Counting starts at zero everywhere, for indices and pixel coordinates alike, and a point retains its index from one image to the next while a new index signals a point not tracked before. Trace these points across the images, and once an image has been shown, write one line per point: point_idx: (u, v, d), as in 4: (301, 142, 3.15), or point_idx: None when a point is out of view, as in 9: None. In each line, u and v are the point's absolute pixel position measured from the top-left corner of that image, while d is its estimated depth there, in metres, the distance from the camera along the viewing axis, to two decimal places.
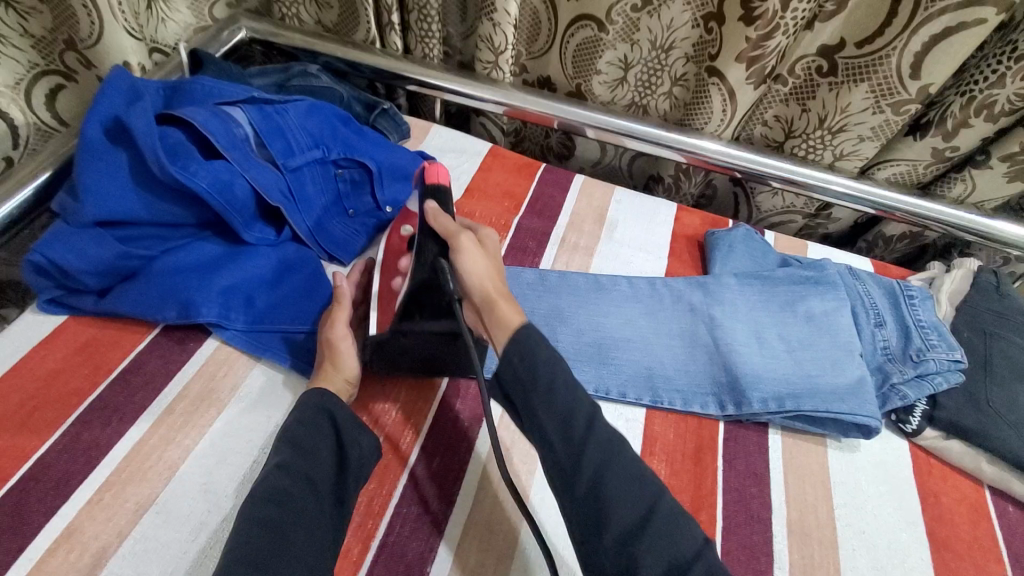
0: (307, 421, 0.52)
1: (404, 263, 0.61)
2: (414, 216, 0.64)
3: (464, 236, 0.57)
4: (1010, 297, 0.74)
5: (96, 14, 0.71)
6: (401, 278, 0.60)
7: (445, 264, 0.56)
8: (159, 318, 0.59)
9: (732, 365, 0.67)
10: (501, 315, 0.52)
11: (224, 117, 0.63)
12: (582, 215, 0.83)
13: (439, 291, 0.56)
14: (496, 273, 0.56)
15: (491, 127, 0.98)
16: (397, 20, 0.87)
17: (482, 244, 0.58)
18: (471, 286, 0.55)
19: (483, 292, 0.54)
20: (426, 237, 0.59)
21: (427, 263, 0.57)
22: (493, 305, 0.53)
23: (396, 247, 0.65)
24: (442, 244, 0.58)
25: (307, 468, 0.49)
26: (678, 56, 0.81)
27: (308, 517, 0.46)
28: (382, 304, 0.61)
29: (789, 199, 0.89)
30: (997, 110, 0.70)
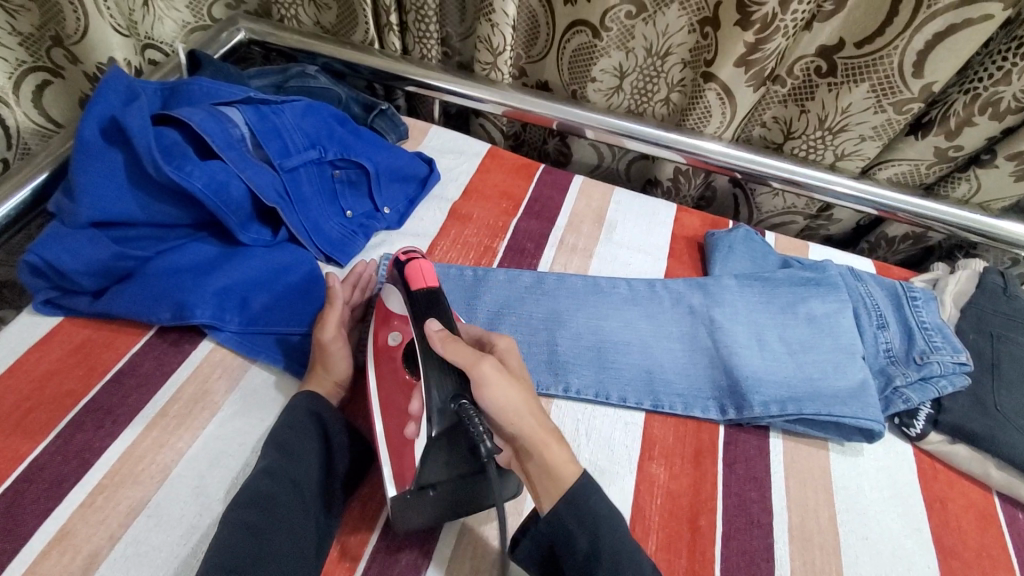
0: (295, 424, 0.51)
1: (413, 406, 0.47)
2: (407, 328, 0.53)
3: (484, 361, 0.46)
4: (1018, 298, 0.72)
5: (83, 11, 0.71)
6: (414, 424, 0.47)
7: (469, 405, 0.44)
8: (154, 319, 0.59)
9: (732, 367, 0.66)
10: (558, 472, 0.48)
11: (220, 118, 0.63)
12: (581, 216, 0.83)
13: (468, 439, 0.44)
14: (530, 400, 0.49)
15: (490, 128, 0.98)
16: (395, 20, 0.87)
17: (503, 367, 0.48)
18: (513, 429, 0.47)
19: (531, 438, 0.48)
20: (434, 372, 0.45)
21: (446, 409, 0.44)
22: (543, 452, 0.48)
23: (398, 375, 0.52)
24: (460, 376, 0.46)
25: (294, 471, 0.49)
26: (674, 63, 0.81)
27: (291, 523, 0.46)
28: (394, 458, 0.49)
29: (790, 200, 0.89)
30: (1002, 108, 0.69)
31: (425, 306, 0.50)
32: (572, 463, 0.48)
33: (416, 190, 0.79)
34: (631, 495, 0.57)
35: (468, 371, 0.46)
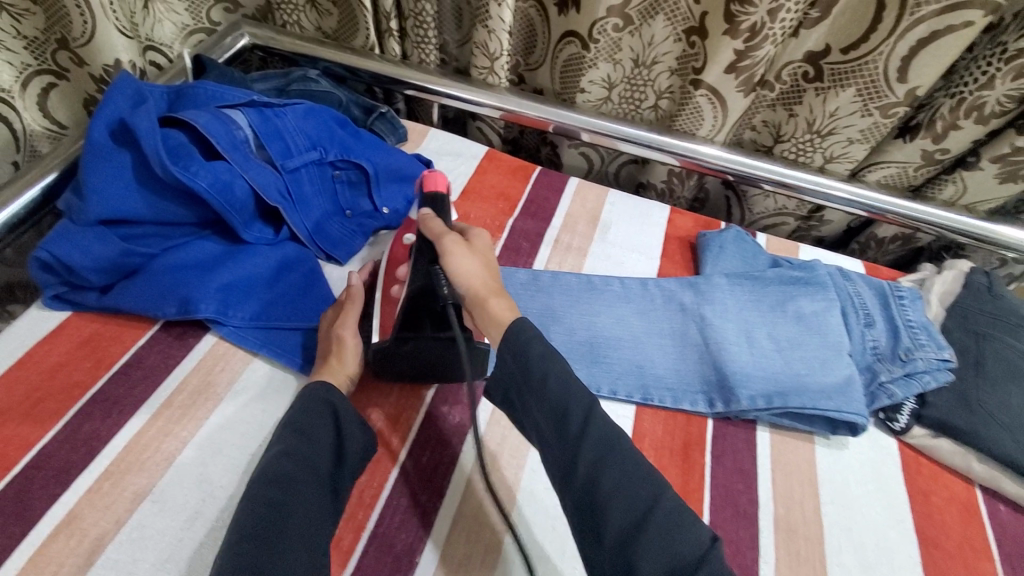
0: (311, 409, 0.53)
1: (401, 271, 0.61)
2: (413, 223, 0.64)
3: (450, 237, 0.56)
4: (1002, 296, 0.74)
5: (89, 13, 0.73)
6: (399, 286, 0.60)
7: (439, 268, 0.56)
8: (159, 314, 0.60)
9: (721, 363, 0.67)
10: (496, 315, 0.51)
11: (225, 120, 0.65)
12: (575, 216, 0.85)
13: (435, 295, 0.56)
14: (491, 272, 0.56)
15: (488, 131, 1.01)
16: (395, 26, 0.89)
17: (470, 242, 0.58)
18: (464, 287, 0.54)
19: (474, 292, 0.53)
20: (419, 243, 0.58)
21: (421, 271, 0.57)
22: (484, 304, 0.52)
23: (395, 254, 0.64)
24: (432, 246, 0.57)
25: (310, 452, 0.50)
26: (661, 70, 0.84)
27: (309, 499, 0.47)
28: (382, 316, 0.61)
29: (781, 202, 0.90)
30: (986, 112, 0.70)
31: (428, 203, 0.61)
32: (513, 312, 0.52)
33: None
34: None
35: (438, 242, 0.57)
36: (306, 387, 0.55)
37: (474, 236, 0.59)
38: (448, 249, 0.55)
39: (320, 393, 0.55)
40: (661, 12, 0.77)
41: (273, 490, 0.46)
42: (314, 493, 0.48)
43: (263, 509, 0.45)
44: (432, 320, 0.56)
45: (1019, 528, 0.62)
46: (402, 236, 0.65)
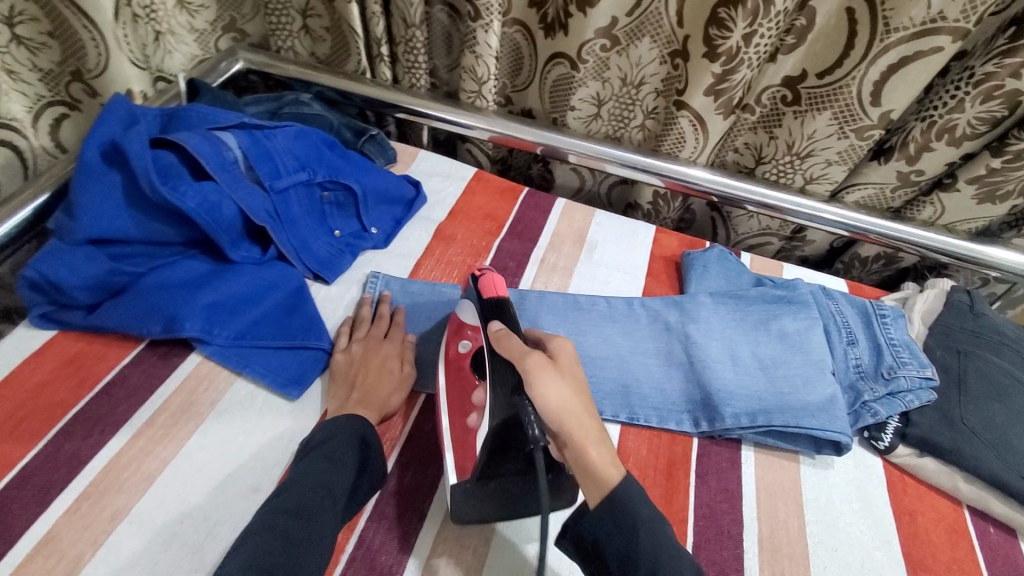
0: (336, 436, 0.53)
1: (480, 398, 0.54)
2: (475, 333, 0.59)
3: (533, 358, 0.51)
4: (984, 315, 0.74)
5: (103, 45, 0.74)
6: (478, 415, 0.53)
7: (526, 399, 0.50)
8: (144, 332, 0.61)
9: (705, 381, 0.68)
10: (598, 471, 0.47)
11: (216, 142, 0.66)
12: (562, 236, 0.86)
13: (524, 436, 0.50)
14: (582, 400, 0.51)
15: (477, 153, 1.02)
16: (386, 52, 0.91)
17: (553, 360, 0.53)
18: (558, 422, 0.49)
19: (565, 425, 0.49)
20: (499, 365, 0.53)
21: (502, 401, 0.51)
22: (583, 451, 0.48)
23: (465, 374, 0.58)
24: (517, 373, 0.51)
25: (331, 480, 0.49)
26: (648, 91, 0.86)
27: (325, 532, 0.46)
28: (457, 448, 0.55)
29: (765, 222, 0.92)
30: (958, 134, 0.72)
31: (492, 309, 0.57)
32: (614, 467, 0.48)
33: (402, 212, 0.82)
34: None
35: (520, 366, 0.51)
36: (339, 417, 0.55)
37: (560, 354, 0.54)
38: (537, 373, 0.50)
39: (352, 424, 0.55)
40: (646, 34, 0.80)
41: (289, 521, 0.45)
42: (329, 524, 0.47)
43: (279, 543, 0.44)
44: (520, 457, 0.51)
45: (1005, 547, 0.62)
46: (454, 340, 0.62)
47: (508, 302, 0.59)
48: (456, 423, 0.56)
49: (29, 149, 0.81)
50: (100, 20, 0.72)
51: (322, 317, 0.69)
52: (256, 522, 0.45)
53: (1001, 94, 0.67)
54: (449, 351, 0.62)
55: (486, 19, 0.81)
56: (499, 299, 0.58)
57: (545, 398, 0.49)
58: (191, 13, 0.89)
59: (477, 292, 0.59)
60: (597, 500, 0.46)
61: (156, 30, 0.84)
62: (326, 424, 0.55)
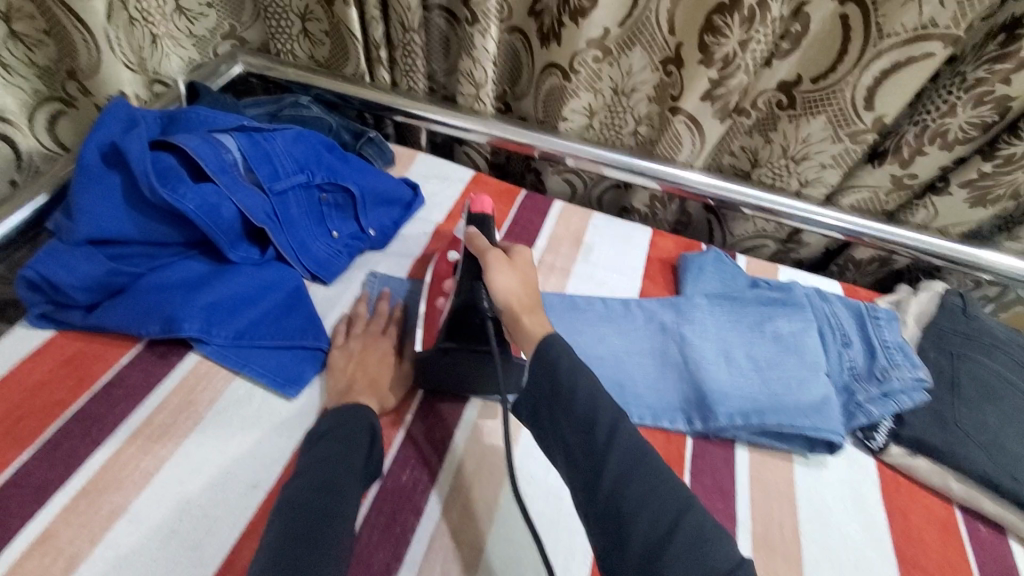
0: (344, 428, 0.54)
1: (449, 285, 0.65)
2: (460, 244, 0.69)
3: (493, 254, 0.60)
4: (976, 318, 0.75)
5: (94, 46, 0.75)
6: (445, 297, 0.64)
7: (484, 283, 0.60)
8: (142, 332, 0.61)
9: (700, 381, 0.68)
10: (525, 332, 0.54)
11: (215, 144, 0.67)
12: (559, 238, 0.86)
13: (474, 310, 0.59)
14: (529, 288, 0.59)
15: (474, 155, 1.04)
16: (384, 56, 0.92)
17: (510, 258, 0.61)
18: (501, 300, 0.57)
19: (508, 304, 0.57)
20: (467, 259, 0.63)
21: (465, 285, 0.61)
22: (517, 321, 0.55)
23: (441, 270, 0.69)
24: (478, 262, 0.62)
25: (347, 464, 0.50)
26: (640, 98, 0.87)
27: (349, 510, 0.47)
28: (427, 325, 0.64)
29: (760, 225, 0.93)
30: (950, 138, 0.73)
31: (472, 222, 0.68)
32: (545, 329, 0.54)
33: (400, 213, 0.83)
34: None
35: (481, 259, 0.61)
36: (350, 406, 0.56)
37: (517, 254, 0.62)
38: (491, 264, 0.59)
39: (361, 412, 0.56)
40: (640, 43, 0.81)
41: (313, 499, 0.46)
42: (351, 503, 0.48)
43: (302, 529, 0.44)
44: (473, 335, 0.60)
45: (998, 547, 0.63)
46: (448, 253, 0.71)
47: (490, 219, 0.69)
48: (431, 304, 0.66)
49: (27, 145, 0.85)
50: (93, 24, 0.73)
51: (320, 317, 0.70)
52: (278, 504, 0.46)
53: (992, 98, 0.68)
54: (441, 261, 0.70)
55: (485, 24, 0.82)
56: (483, 215, 0.68)
57: (494, 282, 0.58)
58: (190, 19, 0.90)
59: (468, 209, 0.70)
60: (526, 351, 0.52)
61: (153, 34, 0.85)
62: (336, 412, 0.56)
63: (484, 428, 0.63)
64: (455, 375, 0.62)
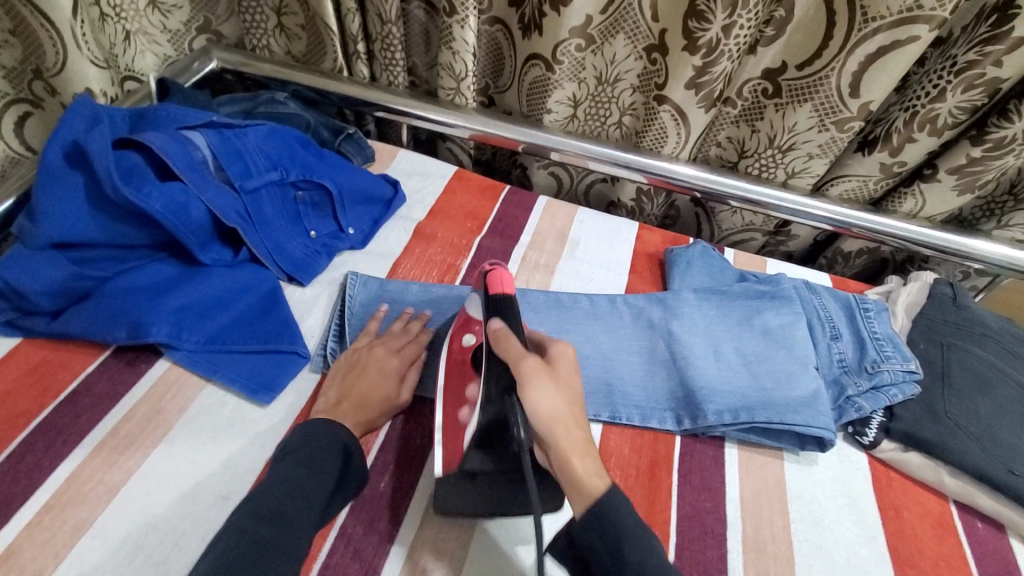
0: (317, 441, 0.51)
1: (472, 391, 0.53)
2: (478, 326, 0.57)
3: (528, 362, 0.50)
4: (966, 307, 0.74)
5: (60, 45, 0.72)
6: (469, 409, 0.53)
7: (517, 402, 0.49)
8: (109, 338, 0.59)
9: (688, 378, 0.67)
10: (583, 483, 0.47)
11: (183, 142, 0.64)
12: (544, 234, 0.84)
13: (507, 430, 0.50)
14: (576, 410, 0.50)
15: (457, 151, 1.01)
16: (362, 49, 0.90)
17: (550, 366, 0.52)
18: (550, 434, 0.48)
19: (555, 433, 0.48)
20: (490, 361, 0.52)
21: (495, 402, 0.50)
22: (567, 464, 0.47)
23: (457, 357, 0.58)
24: (507, 374, 0.50)
25: (309, 488, 0.47)
26: (624, 87, 0.85)
27: (299, 542, 0.44)
28: (445, 439, 0.54)
29: (748, 217, 0.91)
30: (940, 124, 0.72)
31: (495, 307, 0.55)
32: (599, 477, 0.47)
33: (380, 211, 0.80)
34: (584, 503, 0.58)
35: (514, 367, 0.50)
36: (322, 422, 0.53)
37: (559, 360, 0.53)
38: (532, 382, 0.49)
39: (334, 430, 0.53)
40: (622, 32, 0.79)
41: (261, 527, 0.43)
42: (304, 533, 0.45)
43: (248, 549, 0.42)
44: (510, 458, 0.51)
45: (992, 542, 0.61)
46: (458, 333, 0.59)
47: (514, 299, 0.57)
48: (447, 414, 0.55)
49: None
50: (59, 21, 0.69)
51: (296, 320, 0.67)
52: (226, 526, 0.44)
53: (982, 82, 0.66)
54: (450, 343, 0.59)
55: (462, 15, 0.79)
56: (505, 295, 0.56)
57: (536, 404, 0.48)
58: (165, 13, 0.87)
59: (484, 287, 0.58)
60: (583, 511, 0.46)
61: (126, 29, 0.83)
62: (309, 428, 0.53)
63: None
64: (488, 505, 0.52)
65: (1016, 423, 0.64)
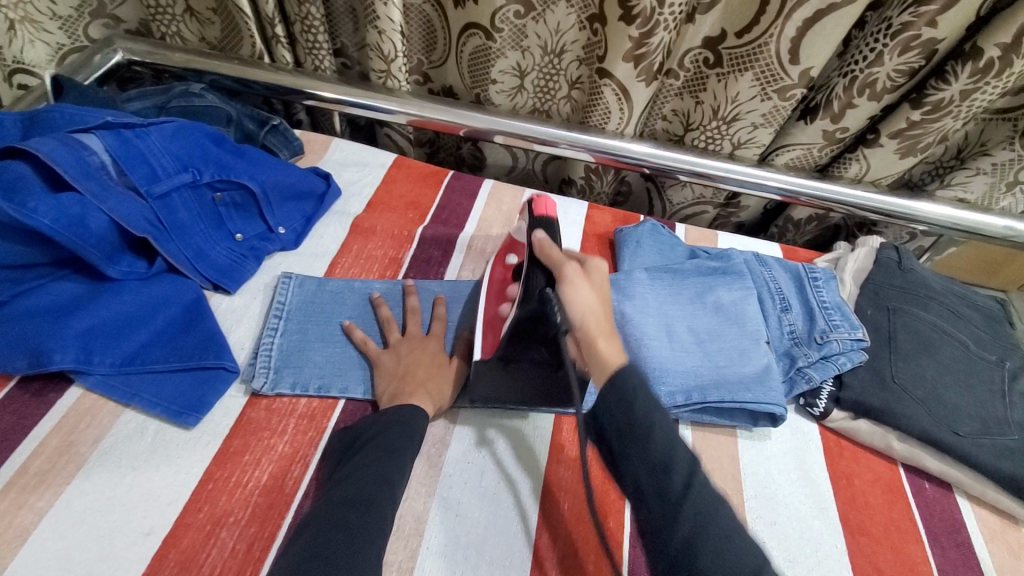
0: (391, 424, 0.52)
1: (514, 291, 0.58)
2: (521, 245, 0.62)
3: (570, 267, 0.53)
4: (911, 271, 0.74)
5: None
6: (509, 306, 0.58)
7: (551, 292, 0.52)
8: (9, 368, 0.53)
9: (641, 361, 0.65)
10: (603, 360, 0.48)
11: (76, 147, 0.58)
12: (490, 221, 0.81)
13: (544, 321, 0.52)
14: (607, 309, 0.53)
15: (397, 139, 0.97)
16: (282, 32, 0.84)
17: (587, 273, 0.54)
18: (578, 317, 0.51)
19: (585, 323, 0.50)
20: (532, 268, 0.55)
21: (534, 293, 0.53)
22: (591, 345, 0.49)
23: (502, 278, 0.63)
24: (550, 274, 0.54)
25: (387, 472, 0.48)
26: (570, 60, 0.81)
27: (385, 524, 0.45)
28: (486, 330, 0.59)
29: (697, 190, 0.90)
30: (878, 88, 0.70)
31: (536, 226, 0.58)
32: (622, 359, 0.49)
33: (313, 207, 0.76)
34: (538, 503, 0.55)
35: (555, 270, 0.53)
36: (397, 409, 0.54)
37: (595, 268, 0.55)
38: (567, 278, 0.52)
39: (410, 416, 0.53)
40: None
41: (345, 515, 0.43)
42: (384, 517, 0.45)
43: (337, 530, 0.42)
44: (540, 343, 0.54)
45: (943, 503, 0.62)
46: (504, 254, 0.65)
47: (555, 221, 0.60)
48: (490, 309, 0.61)
49: None
50: None
51: (224, 333, 0.63)
52: (309, 516, 0.44)
53: (918, 44, 0.65)
54: (497, 265, 0.65)
55: None
56: (546, 217, 0.60)
57: (570, 296, 0.51)
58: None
59: (529, 211, 0.61)
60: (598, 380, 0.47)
61: (9, 18, 0.75)
62: (382, 416, 0.53)
63: None
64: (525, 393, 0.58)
65: (960, 383, 0.65)
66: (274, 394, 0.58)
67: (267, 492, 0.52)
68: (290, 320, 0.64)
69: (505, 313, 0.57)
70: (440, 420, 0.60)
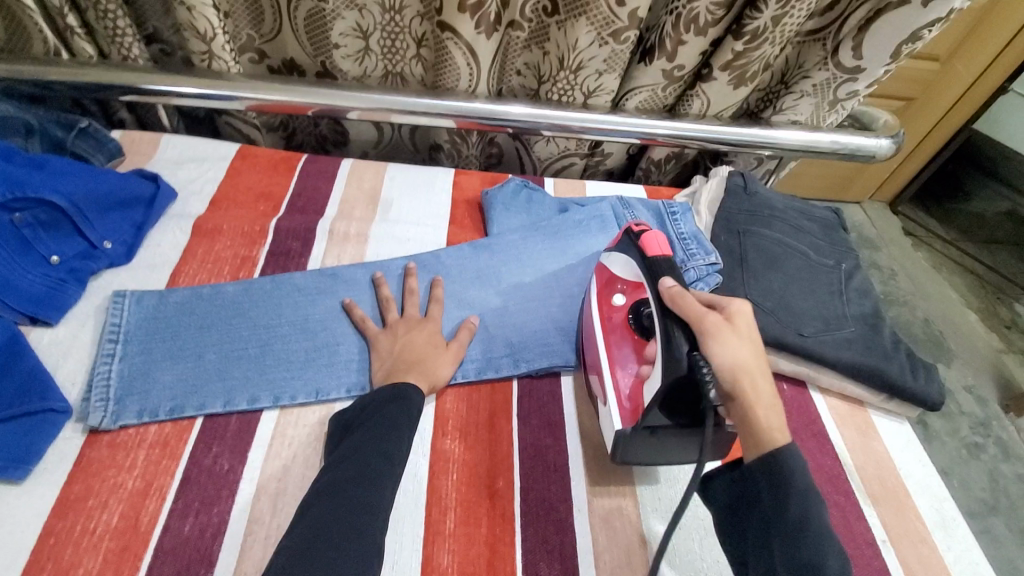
0: (384, 404, 0.52)
1: (650, 350, 0.54)
2: (635, 287, 0.62)
3: (712, 318, 0.49)
4: (755, 194, 0.80)
5: None
6: (650, 366, 0.53)
7: (697, 356, 0.48)
8: None
9: (522, 325, 0.67)
10: (765, 435, 0.46)
11: None
12: (352, 201, 0.77)
13: (697, 387, 0.48)
14: (756, 361, 0.49)
15: (240, 127, 0.89)
16: (75, 22, 0.74)
17: (728, 321, 0.50)
18: (730, 371, 0.47)
19: (739, 382, 0.47)
20: (667, 321, 0.50)
21: (674, 358, 0.49)
22: (751, 412, 0.47)
23: (620, 323, 0.61)
24: (687, 329, 0.50)
25: (388, 445, 0.48)
26: (411, 16, 0.78)
27: (388, 493, 0.45)
28: (627, 399, 0.55)
29: (562, 144, 0.90)
30: (702, 22, 0.73)
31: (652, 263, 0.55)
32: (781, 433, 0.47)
33: (143, 214, 0.68)
34: (424, 477, 0.54)
35: (695, 326, 0.49)
36: (388, 388, 0.53)
37: (736, 313, 0.51)
38: (714, 332, 0.48)
39: (402, 391, 0.53)
40: None
41: (329, 505, 0.43)
42: (390, 485, 0.46)
43: (353, 507, 0.43)
44: (671, 392, 0.49)
45: (800, 400, 0.69)
46: (609, 293, 0.64)
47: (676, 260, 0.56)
48: (625, 368, 0.57)
49: None
50: None
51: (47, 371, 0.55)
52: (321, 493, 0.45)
53: None
54: (604, 306, 0.63)
55: None
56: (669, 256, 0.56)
57: (717, 348, 0.48)
58: None
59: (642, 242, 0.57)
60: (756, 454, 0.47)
61: None
62: (382, 394, 0.53)
63: (283, 439, 0.55)
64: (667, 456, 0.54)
65: (804, 290, 0.71)
66: (118, 426, 0.53)
67: (121, 531, 0.47)
68: (129, 343, 0.58)
69: (647, 377, 0.53)
70: (315, 414, 0.57)
